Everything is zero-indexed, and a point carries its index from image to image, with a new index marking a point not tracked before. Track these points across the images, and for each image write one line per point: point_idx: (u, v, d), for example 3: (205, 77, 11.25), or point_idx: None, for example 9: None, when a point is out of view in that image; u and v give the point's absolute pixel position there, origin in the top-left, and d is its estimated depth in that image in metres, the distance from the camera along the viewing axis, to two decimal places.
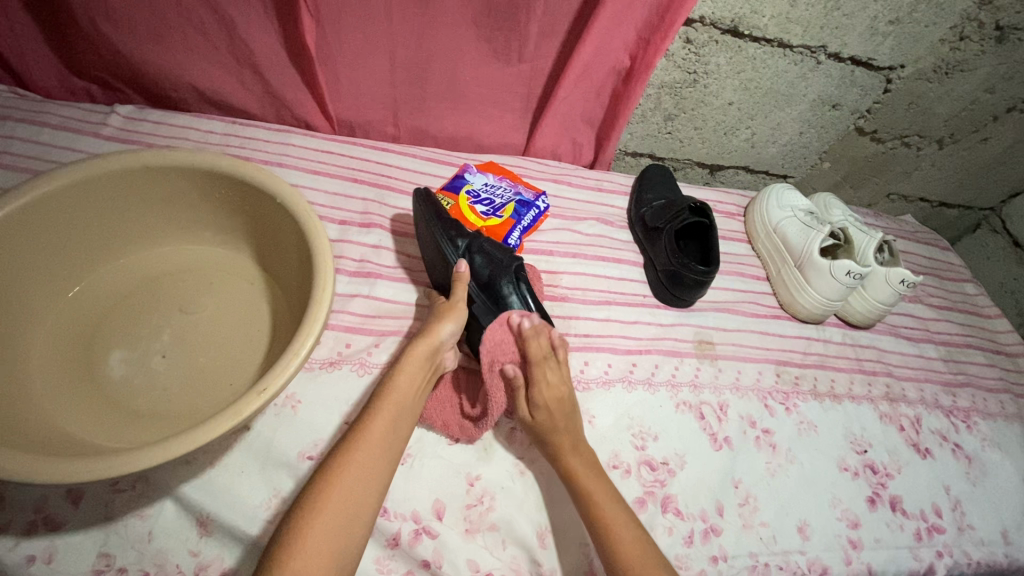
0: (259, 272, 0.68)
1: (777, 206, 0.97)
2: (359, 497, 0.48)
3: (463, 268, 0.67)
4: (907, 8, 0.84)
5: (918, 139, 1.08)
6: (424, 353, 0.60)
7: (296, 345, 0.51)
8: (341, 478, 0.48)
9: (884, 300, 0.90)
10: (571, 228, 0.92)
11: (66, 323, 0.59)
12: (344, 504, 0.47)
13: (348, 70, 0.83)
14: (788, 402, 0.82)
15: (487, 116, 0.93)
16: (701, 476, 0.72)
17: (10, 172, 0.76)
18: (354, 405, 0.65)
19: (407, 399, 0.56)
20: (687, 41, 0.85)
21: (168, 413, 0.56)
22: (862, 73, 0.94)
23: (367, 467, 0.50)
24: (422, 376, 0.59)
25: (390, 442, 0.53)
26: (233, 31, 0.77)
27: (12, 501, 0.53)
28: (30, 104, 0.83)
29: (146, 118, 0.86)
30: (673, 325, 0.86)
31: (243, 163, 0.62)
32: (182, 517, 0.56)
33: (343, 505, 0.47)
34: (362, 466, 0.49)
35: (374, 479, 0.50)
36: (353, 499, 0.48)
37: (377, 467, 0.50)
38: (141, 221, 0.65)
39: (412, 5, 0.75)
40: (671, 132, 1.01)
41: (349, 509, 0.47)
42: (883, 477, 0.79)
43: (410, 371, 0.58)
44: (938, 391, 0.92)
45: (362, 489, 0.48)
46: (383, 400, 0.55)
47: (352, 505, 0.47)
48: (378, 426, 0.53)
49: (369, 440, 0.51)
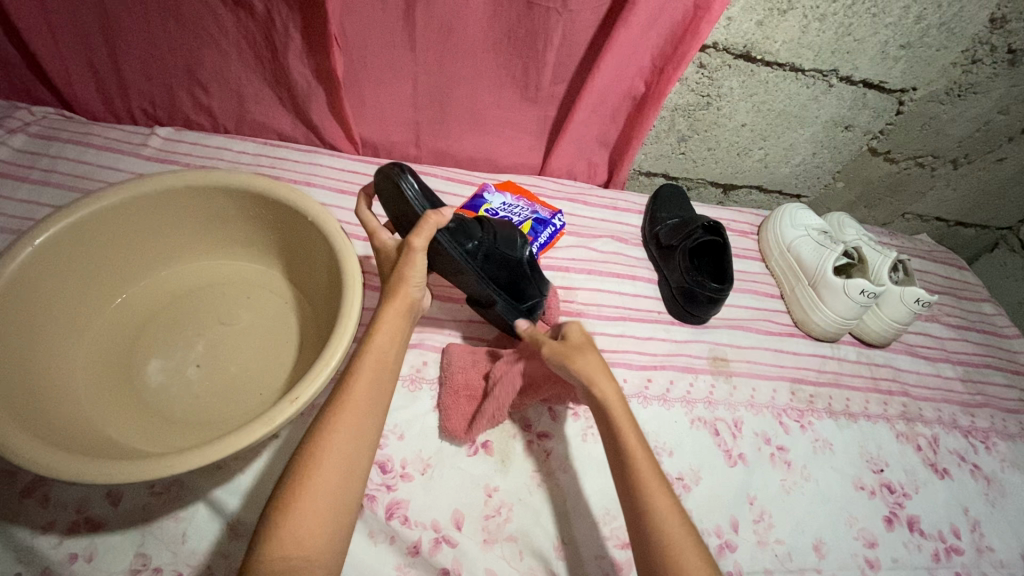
0: (287, 285, 0.71)
1: (791, 225, 0.99)
2: (349, 457, 0.48)
3: (443, 213, 0.59)
4: (918, 33, 0.86)
5: (931, 159, 1.09)
6: (400, 311, 0.58)
7: (327, 355, 0.54)
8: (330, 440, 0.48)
9: (899, 319, 0.90)
10: (587, 245, 0.95)
11: (108, 333, 0.63)
12: (335, 465, 0.47)
13: (374, 94, 0.88)
14: (803, 419, 0.83)
15: (506, 137, 0.96)
16: (717, 491, 0.73)
17: (58, 191, 0.81)
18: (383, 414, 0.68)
19: (388, 356, 0.55)
20: (700, 66, 0.88)
21: (203, 420, 0.58)
22: (874, 96, 0.96)
23: (357, 427, 0.50)
24: (400, 329, 0.58)
25: (372, 411, 0.52)
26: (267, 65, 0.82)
27: (57, 500, 0.56)
28: (77, 126, 0.89)
29: (183, 139, 0.90)
30: (687, 342, 0.87)
31: (278, 184, 0.65)
32: (214, 520, 0.58)
33: (337, 466, 0.47)
34: (349, 428, 0.50)
35: (362, 440, 0.50)
36: (344, 461, 0.48)
37: (364, 427, 0.50)
38: (179, 238, 0.69)
39: (436, 34, 0.79)
40: (684, 153, 1.04)
41: (341, 471, 0.48)
42: (901, 496, 0.79)
43: (387, 327, 0.56)
44: (956, 411, 0.92)
45: (347, 462, 0.48)
46: (365, 357, 0.54)
47: (343, 468, 0.48)
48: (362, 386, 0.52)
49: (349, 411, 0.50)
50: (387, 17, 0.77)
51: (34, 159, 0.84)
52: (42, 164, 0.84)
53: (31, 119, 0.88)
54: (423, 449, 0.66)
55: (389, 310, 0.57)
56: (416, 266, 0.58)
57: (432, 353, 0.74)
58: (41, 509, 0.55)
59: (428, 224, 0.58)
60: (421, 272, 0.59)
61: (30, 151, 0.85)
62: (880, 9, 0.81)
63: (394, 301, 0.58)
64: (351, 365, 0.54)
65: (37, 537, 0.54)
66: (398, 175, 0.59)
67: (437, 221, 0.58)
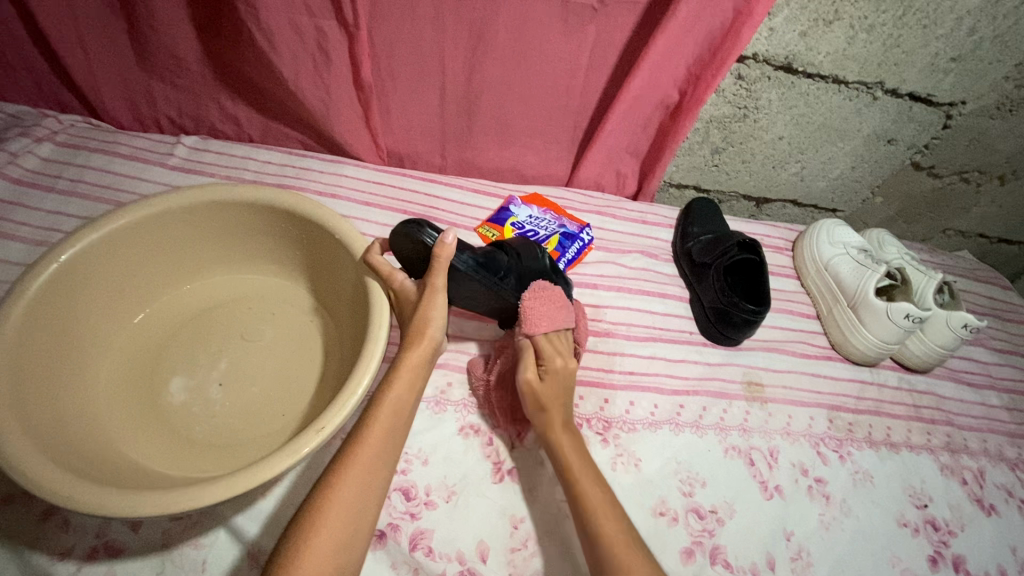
0: (310, 300, 0.69)
1: (828, 243, 0.95)
2: (363, 494, 0.47)
3: (448, 240, 0.58)
4: (971, 45, 0.81)
5: (978, 174, 1.04)
6: (419, 359, 0.56)
7: (355, 380, 0.52)
8: (346, 481, 0.47)
9: (944, 344, 0.86)
10: (615, 261, 0.92)
11: (131, 350, 0.62)
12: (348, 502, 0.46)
13: (400, 102, 0.86)
14: (842, 450, 0.79)
15: (533, 148, 0.94)
16: (752, 525, 0.70)
17: (84, 202, 0.81)
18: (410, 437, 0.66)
19: (409, 397, 0.54)
20: (738, 77, 0.84)
21: (224, 442, 0.57)
22: (920, 109, 0.91)
23: (372, 469, 0.49)
24: (421, 375, 0.56)
25: (389, 449, 0.51)
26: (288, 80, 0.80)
27: (77, 524, 0.55)
28: (104, 135, 0.89)
29: (209, 148, 0.90)
30: (720, 365, 0.84)
31: (304, 199, 0.64)
32: (234, 548, 0.56)
33: (349, 505, 0.46)
34: (366, 465, 0.48)
35: (375, 482, 0.49)
36: (354, 503, 0.47)
37: (379, 468, 0.49)
38: (203, 252, 0.67)
39: (465, 42, 0.77)
40: (717, 165, 1.00)
41: (350, 514, 0.46)
42: (946, 534, 0.75)
43: (409, 370, 0.55)
44: (1003, 443, 0.87)
45: (360, 501, 0.47)
46: (386, 396, 0.53)
47: (355, 510, 0.46)
48: (380, 426, 0.51)
49: (368, 448, 0.49)
50: (415, 22, 0.75)
51: (61, 169, 0.84)
52: (68, 174, 0.83)
53: (58, 127, 0.88)
54: (448, 475, 0.64)
55: (412, 353, 0.56)
56: (435, 305, 0.58)
57: (457, 374, 0.72)
58: (62, 533, 0.55)
59: (443, 261, 0.58)
60: (441, 312, 0.58)
61: (57, 161, 0.85)
62: (932, 20, 0.77)
63: (417, 343, 0.56)
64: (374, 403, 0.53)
65: (56, 564, 0.53)
66: (419, 230, 0.60)
67: (449, 252, 0.58)
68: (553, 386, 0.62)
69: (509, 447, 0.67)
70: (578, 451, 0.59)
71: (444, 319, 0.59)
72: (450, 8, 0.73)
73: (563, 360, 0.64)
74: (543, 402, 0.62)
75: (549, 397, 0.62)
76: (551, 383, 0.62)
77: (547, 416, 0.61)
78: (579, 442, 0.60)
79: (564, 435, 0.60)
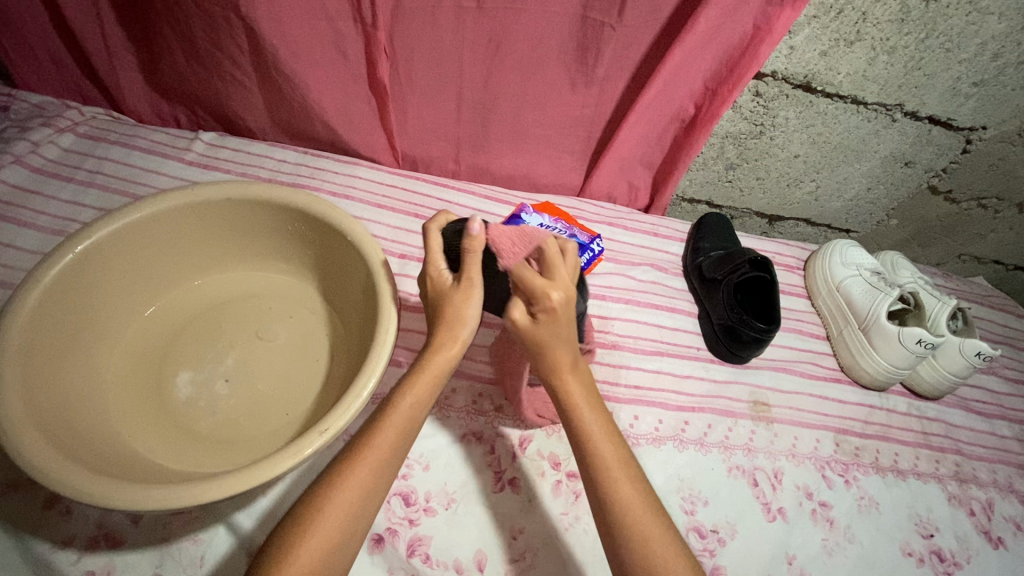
0: (320, 300, 0.69)
1: (841, 264, 0.94)
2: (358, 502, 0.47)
3: (476, 230, 0.55)
4: (994, 71, 0.80)
5: (995, 201, 1.03)
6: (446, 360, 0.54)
7: (357, 386, 0.52)
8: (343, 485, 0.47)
9: (956, 372, 0.84)
10: (624, 273, 0.91)
11: (139, 342, 0.62)
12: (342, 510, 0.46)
13: (416, 108, 0.86)
14: (847, 474, 0.78)
15: (547, 157, 0.94)
16: (753, 547, 0.69)
17: (101, 193, 0.82)
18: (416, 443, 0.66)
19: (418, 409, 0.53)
20: (756, 94, 0.84)
21: (228, 437, 0.57)
22: (939, 133, 0.90)
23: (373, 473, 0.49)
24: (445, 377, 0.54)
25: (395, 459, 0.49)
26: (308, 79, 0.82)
27: (79, 513, 0.56)
28: (124, 128, 0.90)
29: (226, 145, 0.90)
30: (727, 383, 0.83)
31: (318, 200, 0.64)
32: (232, 544, 0.56)
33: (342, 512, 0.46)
34: None
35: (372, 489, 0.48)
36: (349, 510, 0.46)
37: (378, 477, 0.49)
38: (215, 248, 0.68)
39: (482, 50, 0.77)
40: (731, 181, 1.00)
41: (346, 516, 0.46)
42: (951, 565, 0.74)
43: (431, 374, 0.53)
44: (1013, 475, 0.85)
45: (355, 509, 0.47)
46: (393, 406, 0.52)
47: (357, 510, 0.46)
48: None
49: None
50: (435, 30, 0.75)
51: (81, 160, 0.85)
52: (87, 165, 0.85)
53: (80, 118, 0.90)
54: (448, 483, 0.64)
55: (439, 357, 0.54)
56: (472, 303, 0.55)
57: (462, 381, 0.72)
58: (64, 522, 0.55)
59: (475, 253, 0.56)
60: (478, 310, 0.56)
61: (77, 151, 0.86)
62: (955, 45, 0.76)
63: (449, 345, 0.54)
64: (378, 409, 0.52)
65: (57, 552, 0.54)
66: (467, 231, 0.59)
67: (480, 244, 0.56)
68: (551, 326, 0.51)
69: (511, 457, 0.67)
70: (584, 388, 0.53)
71: (477, 321, 0.56)
72: (470, 15, 0.73)
73: (566, 290, 0.51)
74: (542, 342, 0.52)
75: (549, 337, 0.51)
76: (549, 323, 0.51)
77: (551, 358, 0.52)
78: (586, 381, 0.54)
79: (571, 380, 0.52)
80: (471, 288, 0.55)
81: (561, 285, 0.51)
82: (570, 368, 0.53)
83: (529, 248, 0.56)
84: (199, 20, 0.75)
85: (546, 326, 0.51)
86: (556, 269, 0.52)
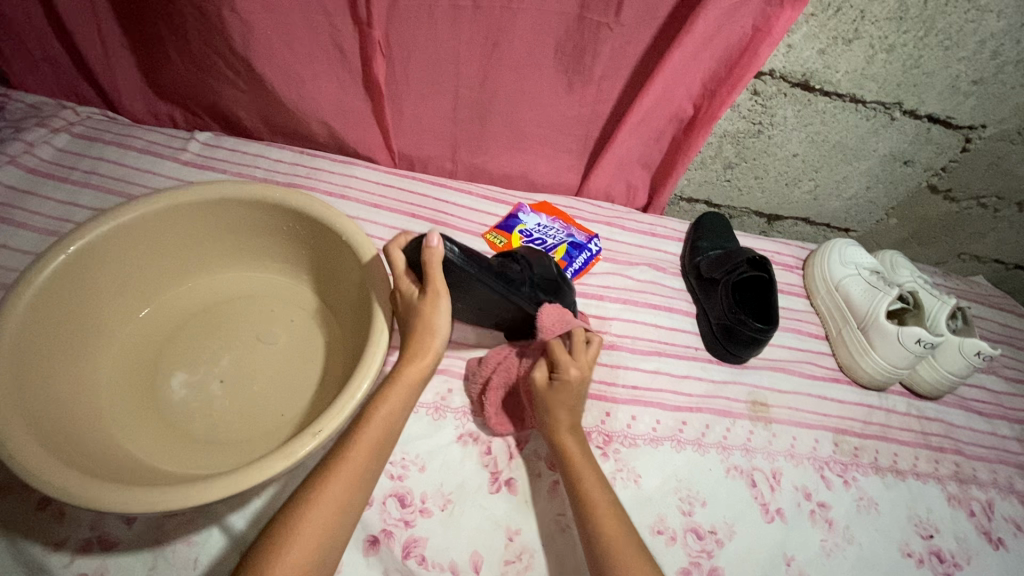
0: (316, 301, 0.69)
1: (839, 262, 0.93)
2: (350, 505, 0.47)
3: (434, 243, 0.55)
4: (993, 69, 0.79)
5: (995, 200, 1.02)
6: (417, 373, 0.56)
7: (351, 387, 0.51)
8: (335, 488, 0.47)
9: (955, 372, 0.84)
10: (622, 273, 0.91)
11: (133, 343, 0.62)
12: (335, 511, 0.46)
13: (413, 107, 0.86)
14: (847, 474, 0.78)
15: (544, 157, 0.94)
16: (750, 548, 0.68)
17: (96, 193, 0.82)
18: (415, 445, 0.66)
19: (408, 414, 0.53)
20: (754, 93, 0.83)
21: (222, 439, 0.57)
22: (938, 131, 0.90)
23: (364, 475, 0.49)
24: (419, 387, 0.56)
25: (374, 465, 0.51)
26: (305, 78, 0.81)
27: (72, 515, 0.55)
28: (119, 128, 0.90)
29: (222, 145, 0.90)
30: (725, 383, 0.83)
31: (313, 200, 0.64)
32: (226, 546, 0.56)
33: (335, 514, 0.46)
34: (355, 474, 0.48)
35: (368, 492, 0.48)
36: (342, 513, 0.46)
37: (371, 480, 0.49)
38: (210, 248, 0.68)
39: (479, 49, 0.77)
40: (730, 180, 0.99)
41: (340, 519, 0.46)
42: (950, 566, 0.73)
43: (405, 385, 0.54)
44: (1013, 475, 0.85)
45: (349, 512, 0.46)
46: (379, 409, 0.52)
47: None
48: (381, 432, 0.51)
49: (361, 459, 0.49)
50: (432, 28, 0.75)
51: (75, 160, 0.85)
52: (82, 165, 0.84)
53: (75, 118, 0.90)
54: (444, 484, 0.64)
55: (411, 368, 0.56)
56: (440, 313, 0.57)
57: (458, 381, 0.71)
58: (56, 524, 0.55)
59: (436, 265, 0.56)
60: (446, 319, 0.57)
61: (72, 151, 0.86)
62: (954, 43, 0.76)
63: (420, 357, 0.56)
64: (371, 411, 0.52)
65: (50, 554, 0.53)
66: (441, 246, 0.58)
67: (439, 255, 0.56)
68: (563, 394, 0.61)
69: (508, 458, 0.67)
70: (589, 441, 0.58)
71: (447, 329, 0.58)
72: (468, 14, 0.73)
73: (583, 370, 0.61)
74: (551, 404, 0.61)
75: (557, 402, 0.61)
76: (562, 391, 0.60)
77: (554, 419, 0.61)
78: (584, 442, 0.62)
79: (569, 441, 0.60)
80: (437, 300, 0.57)
81: (580, 366, 0.61)
82: (569, 429, 0.61)
83: (566, 329, 0.65)
84: (195, 20, 0.75)
85: (562, 395, 0.61)
86: (581, 352, 0.63)
